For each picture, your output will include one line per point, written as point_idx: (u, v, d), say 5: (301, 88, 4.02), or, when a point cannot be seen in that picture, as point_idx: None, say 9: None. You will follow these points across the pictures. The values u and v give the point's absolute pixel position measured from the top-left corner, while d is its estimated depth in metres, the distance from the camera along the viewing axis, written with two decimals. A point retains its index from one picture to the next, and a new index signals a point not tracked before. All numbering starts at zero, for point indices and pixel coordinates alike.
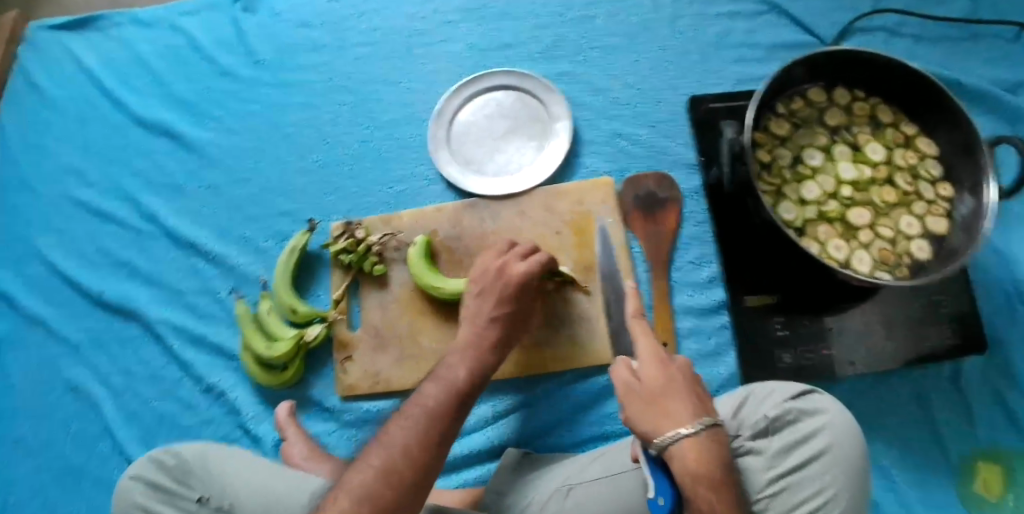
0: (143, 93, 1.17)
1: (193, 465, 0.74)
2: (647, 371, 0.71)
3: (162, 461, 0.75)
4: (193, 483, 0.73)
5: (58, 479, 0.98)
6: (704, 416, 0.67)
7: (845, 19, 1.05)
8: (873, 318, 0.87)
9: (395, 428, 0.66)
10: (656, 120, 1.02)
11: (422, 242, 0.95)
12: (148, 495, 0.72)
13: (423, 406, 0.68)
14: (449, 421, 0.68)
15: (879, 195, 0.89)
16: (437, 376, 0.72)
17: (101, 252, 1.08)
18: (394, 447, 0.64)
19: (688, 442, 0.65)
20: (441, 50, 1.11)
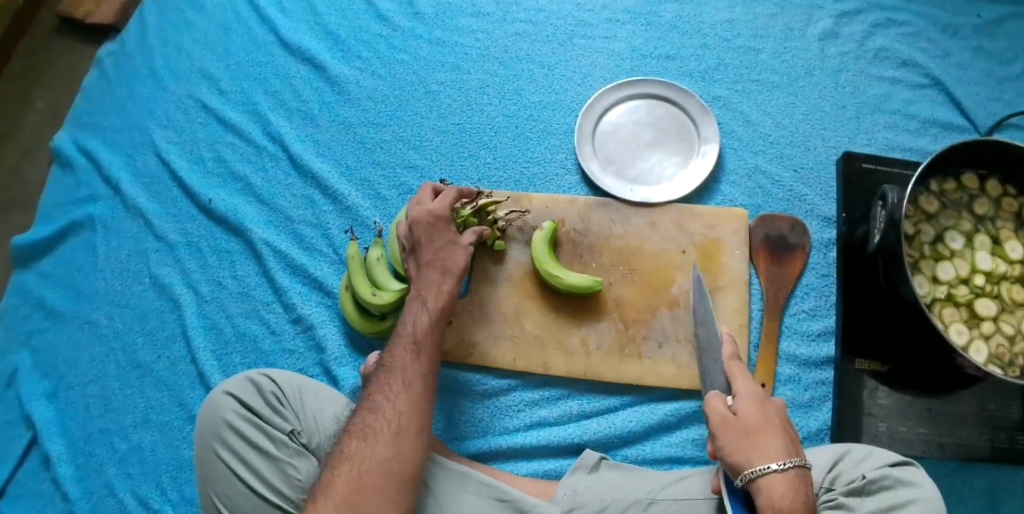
0: (293, 16, 1.15)
1: (286, 396, 0.82)
2: (745, 404, 0.68)
3: (258, 384, 0.82)
4: (285, 414, 0.81)
5: (121, 369, 0.99)
6: (796, 458, 0.65)
7: (1003, 111, 1.05)
8: (969, 409, 0.89)
9: (392, 376, 0.73)
10: (801, 166, 1.01)
11: (549, 228, 0.93)
12: (243, 417, 0.79)
13: (399, 352, 0.75)
14: (429, 357, 0.76)
15: (1009, 292, 0.90)
16: (398, 340, 0.77)
17: (216, 160, 1.08)
18: (402, 391, 0.71)
19: (777, 478, 0.63)
20: (602, 46, 1.07)
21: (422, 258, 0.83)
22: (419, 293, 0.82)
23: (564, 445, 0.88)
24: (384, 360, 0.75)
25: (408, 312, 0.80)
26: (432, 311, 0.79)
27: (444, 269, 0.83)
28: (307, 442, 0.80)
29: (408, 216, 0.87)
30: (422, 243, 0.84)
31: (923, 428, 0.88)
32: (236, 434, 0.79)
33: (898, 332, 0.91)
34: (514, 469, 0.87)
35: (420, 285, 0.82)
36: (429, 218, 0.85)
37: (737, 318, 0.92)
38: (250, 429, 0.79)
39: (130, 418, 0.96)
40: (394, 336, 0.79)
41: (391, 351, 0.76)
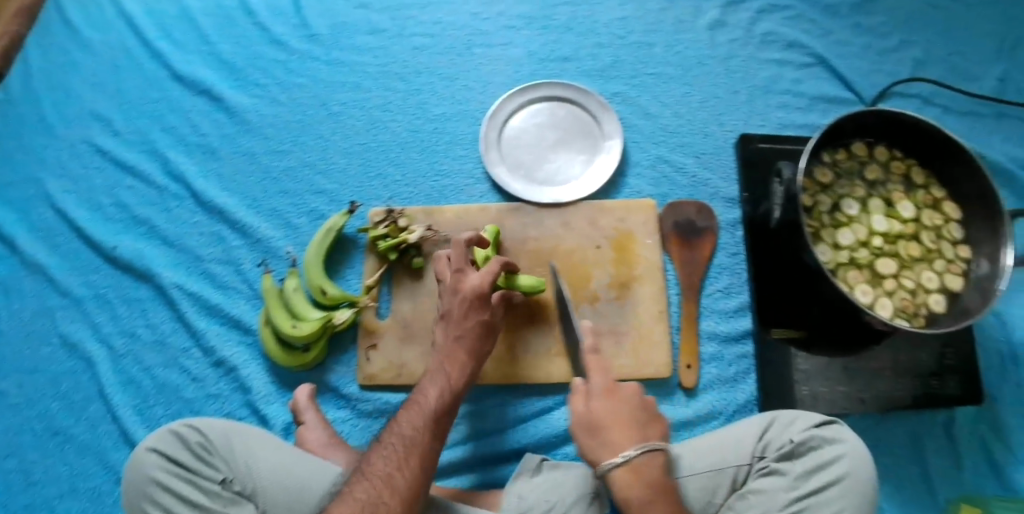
0: (184, 48, 1.11)
1: (216, 444, 0.78)
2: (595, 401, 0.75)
3: (183, 435, 0.78)
4: (215, 463, 0.78)
5: (38, 438, 0.93)
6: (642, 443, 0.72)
7: (885, 82, 1.11)
8: (885, 362, 0.93)
9: (410, 450, 0.71)
10: (701, 152, 1.04)
11: (491, 231, 0.93)
12: (170, 472, 0.75)
13: (417, 424, 0.74)
14: (442, 436, 0.75)
15: (905, 249, 0.94)
16: (414, 407, 0.76)
17: (116, 206, 1.04)
18: (414, 468, 0.70)
19: (621, 470, 0.70)
20: (500, 53, 1.09)
21: (450, 334, 0.82)
22: (442, 367, 0.80)
23: (501, 452, 0.90)
24: (396, 428, 0.74)
25: (431, 382, 0.78)
26: (455, 389, 0.78)
27: (472, 349, 0.81)
28: (241, 489, 0.77)
29: (447, 286, 0.85)
30: (452, 318, 0.83)
31: (844, 386, 0.91)
32: (166, 490, 0.75)
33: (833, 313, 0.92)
34: (460, 483, 0.89)
35: (443, 356, 0.81)
36: (475, 294, 0.83)
37: (655, 306, 0.95)
38: (179, 483, 0.75)
39: (53, 489, 0.91)
40: (407, 403, 0.77)
41: (407, 420, 0.74)
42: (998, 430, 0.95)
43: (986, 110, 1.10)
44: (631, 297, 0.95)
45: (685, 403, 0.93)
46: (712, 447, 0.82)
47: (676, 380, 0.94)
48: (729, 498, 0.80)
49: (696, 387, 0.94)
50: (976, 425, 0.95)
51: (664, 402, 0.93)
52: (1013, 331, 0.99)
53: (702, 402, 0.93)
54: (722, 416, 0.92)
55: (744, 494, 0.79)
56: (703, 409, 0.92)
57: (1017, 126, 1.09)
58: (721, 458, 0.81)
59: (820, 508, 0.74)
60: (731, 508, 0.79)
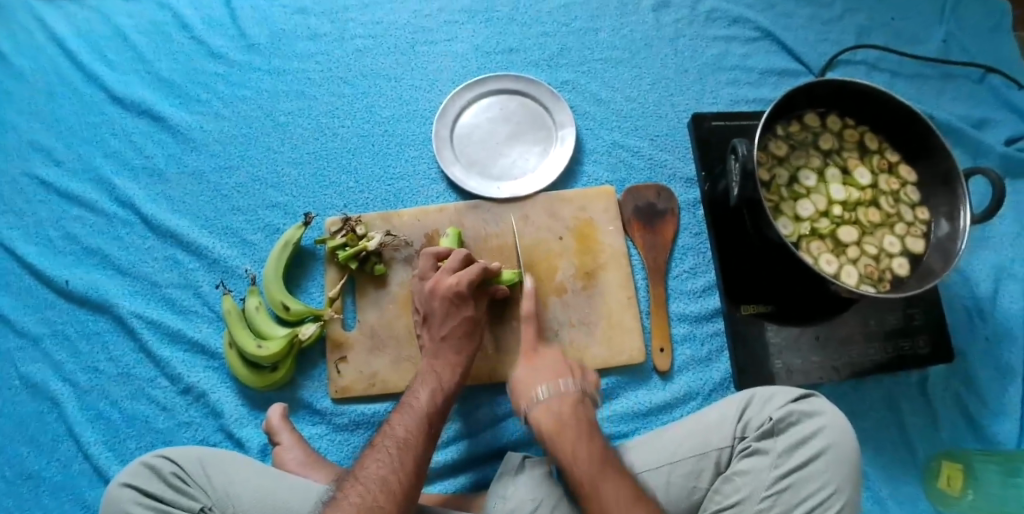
0: (121, 69, 1.07)
1: (190, 472, 0.73)
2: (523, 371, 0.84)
3: (155, 466, 0.72)
4: (192, 492, 0.72)
5: (7, 485, 0.87)
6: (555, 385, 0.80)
7: (830, 51, 1.12)
8: (854, 327, 0.94)
9: (405, 453, 0.70)
10: (656, 134, 1.04)
11: (453, 234, 0.92)
12: (146, 505, 0.70)
13: (411, 427, 0.73)
14: (436, 432, 0.75)
15: (865, 216, 0.94)
16: (407, 405, 0.76)
17: (66, 238, 0.99)
18: (411, 472, 0.69)
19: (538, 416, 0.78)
20: (445, 50, 1.07)
21: (437, 336, 0.84)
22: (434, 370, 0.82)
23: (488, 451, 0.89)
24: (391, 424, 0.74)
25: (422, 388, 0.79)
26: (447, 391, 0.79)
27: (460, 349, 0.83)
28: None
29: (425, 289, 0.87)
30: (436, 319, 0.84)
31: (817, 357, 0.92)
32: None
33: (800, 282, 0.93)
34: (446, 489, 0.87)
35: (432, 360, 0.83)
36: (452, 294, 0.84)
37: (623, 292, 0.95)
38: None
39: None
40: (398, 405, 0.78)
41: (402, 416, 0.75)
42: (970, 383, 0.96)
43: (930, 70, 1.12)
44: (598, 285, 0.95)
45: (662, 387, 0.93)
46: (694, 431, 0.81)
47: (651, 364, 0.94)
48: (715, 481, 0.80)
49: (670, 371, 0.93)
50: (948, 380, 0.97)
51: (642, 388, 0.92)
52: (975, 284, 1.00)
53: (679, 384, 0.92)
54: (699, 397, 0.92)
55: (730, 476, 0.78)
56: (680, 391, 0.92)
57: (961, 84, 1.11)
58: (704, 441, 0.80)
59: (805, 482, 0.75)
60: (719, 491, 0.78)
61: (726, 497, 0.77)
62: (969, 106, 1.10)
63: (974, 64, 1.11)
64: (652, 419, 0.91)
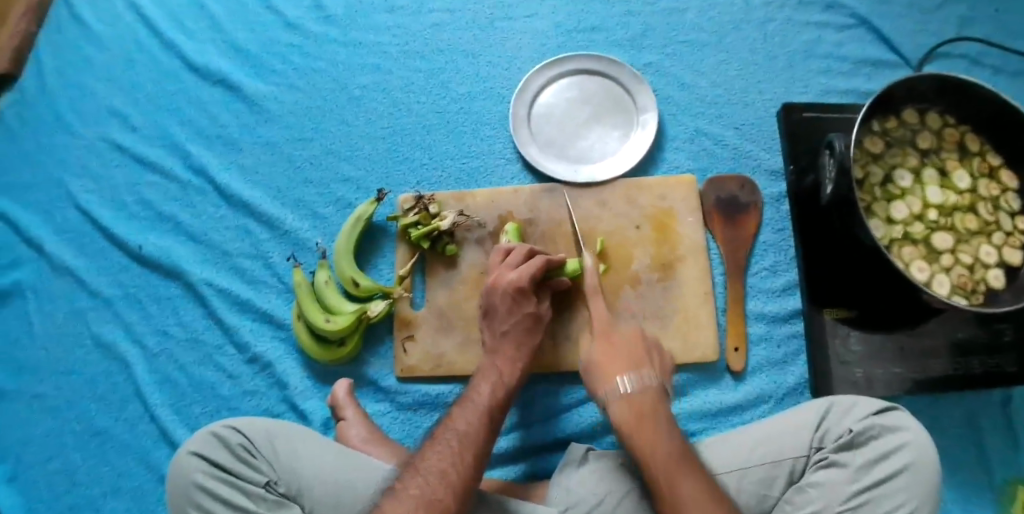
0: (198, 36, 1.06)
1: (257, 444, 0.71)
2: (617, 407, 0.74)
3: (222, 436, 0.71)
4: (258, 465, 0.70)
5: (78, 440, 0.89)
6: (636, 374, 0.76)
7: (930, 43, 1.05)
8: (940, 339, 0.89)
9: (465, 445, 0.68)
10: (741, 123, 0.99)
11: (513, 230, 0.89)
12: (212, 475, 0.68)
13: (473, 419, 0.70)
14: (495, 430, 0.71)
15: (961, 222, 0.89)
16: (466, 400, 0.73)
17: (138, 202, 0.98)
18: (470, 467, 0.66)
19: (620, 399, 0.74)
20: (525, 27, 1.03)
21: (497, 328, 0.80)
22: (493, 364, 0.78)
23: (548, 442, 0.87)
24: (446, 419, 0.71)
25: (483, 381, 0.76)
26: (506, 386, 0.75)
27: (520, 343, 0.80)
28: (287, 491, 0.70)
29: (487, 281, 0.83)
30: (497, 311, 0.81)
31: (899, 367, 0.88)
32: (208, 495, 0.68)
33: (888, 283, 0.89)
34: (503, 476, 0.86)
35: (494, 354, 0.79)
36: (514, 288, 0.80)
37: (700, 286, 0.91)
38: (221, 487, 0.68)
39: (97, 490, 0.87)
40: (457, 400, 0.74)
41: (458, 412, 0.71)
42: None
43: None
44: (675, 279, 0.91)
45: (733, 387, 0.90)
46: (770, 437, 0.78)
47: (724, 363, 0.91)
48: (787, 491, 0.77)
49: (744, 371, 0.90)
50: None
51: (712, 387, 0.90)
52: None
53: (751, 385, 0.89)
54: (772, 400, 0.89)
55: (803, 487, 0.75)
56: (753, 393, 0.88)
57: None
58: (779, 448, 0.77)
59: (883, 500, 0.71)
60: (790, 502, 0.75)
61: (797, 508, 0.74)
62: None
63: None
64: (721, 420, 0.88)
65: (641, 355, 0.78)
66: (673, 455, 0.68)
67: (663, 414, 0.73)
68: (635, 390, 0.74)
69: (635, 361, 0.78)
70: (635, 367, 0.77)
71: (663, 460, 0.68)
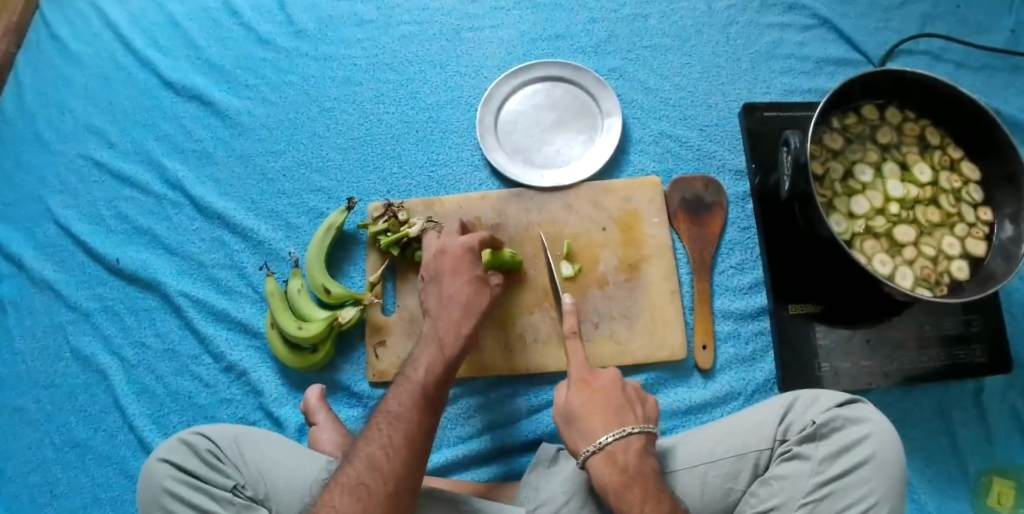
0: (173, 54, 1.08)
1: (225, 450, 0.73)
2: (598, 465, 0.70)
3: (191, 443, 0.72)
4: (226, 470, 0.71)
5: (58, 452, 0.90)
6: (619, 428, 0.71)
7: (891, 40, 1.07)
8: (908, 332, 0.90)
9: (395, 426, 0.69)
10: (705, 124, 1.01)
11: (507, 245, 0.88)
12: (181, 480, 0.70)
13: (405, 400, 0.71)
14: (434, 410, 0.72)
15: (923, 214, 0.90)
16: (404, 380, 0.74)
17: (117, 217, 1.01)
18: (401, 446, 0.67)
19: (597, 458, 0.70)
20: (491, 36, 1.06)
21: (443, 291, 0.81)
22: (436, 329, 0.78)
23: (520, 443, 0.88)
24: (383, 404, 0.72)
25: (421, 357, 0.76)
26: (445, 358, 0.74)
27: (466, 306, 0.79)
28: (255, 494, 0.71)
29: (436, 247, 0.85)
30: (444, 274, 0.82)
31: (867, 361, 0.89)
32: (177, 500, 0.69)
33: (847, 278, 0.89)
34: (475, 477, 0.87)
35: (437, 325, 0.78)
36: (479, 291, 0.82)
37: (666, 285, 0.93)
38: (190, 492, 0.69)
39: (77, 501, 0.88)
40: (398, 381, 0.75)
41: (394, 395, 0.72)
42: None
43: (998, 62, 1.06)
44: (641, 278, 0.93)
45: (702, 385, 0.91)
46: (734, 431, 0.79)
47: (692, 361, 0.92)
48: (752, 483, 0.77)
49: (712, 368, 0.91)
50: (1006, 391, 0.92)
51: (682, 385, 0.91)
52: None
53: (720, 383, 0.90)
54: (741, 397, 0.90)
55: (767, 480, 0.75)
56: (721, 390, 0.90)
57: None
58: (743, 442, 0.77)
59: (845, 491, 0.71)
60: (755, 494, 0.75)
61: (761, 501, 0.74)
62: None
63: None
64: (691, 418, 0.89)
65: (615, 404, 0.74)
66: None
67: (650, 476, 0.69)
68: (617, 446, 0.70)
69: (614, 409, 0.73)
70: (617, 420, 0.72)
71: None
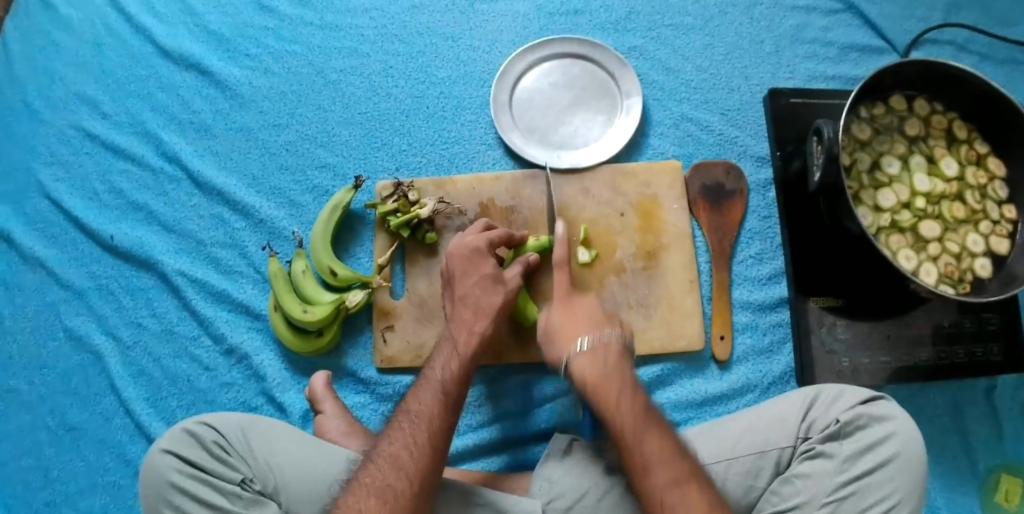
0: (169, 19, 1.03)
1: (231, 441, 0.69)
2: (579, 363, 0.71)
3: (195, 434, 0.69)
4: (232, 462, 0.68)
5: (50, 436, 0.87)
6: (596, 335, 0.73)
7: (918, 27, 1.04)
8: (926, 327, 0.88)
9: (418, 427, 0.67)
10: (728, 108, 0.98)
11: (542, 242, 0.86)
12: (186, 473, 0.66)
13: (426, 399, 0.69)
14: (456, 409, 0.70)
15: (948, 210, 0.88)
16: (425, 378, 0.72)
17: (110, 190, 0.96)
18: (425, 446, 0.65)
19: (581, 357, 0.71)
20: (506, 9, 1.01)
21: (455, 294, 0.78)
22: (451, 336, 0.76)
23: (532, 433, 0.86)
24: (404, 402, 0.70)
25: (440, 356, 0.74)
26: (464, 357, 0.73)
27: (478, 308, 0.77)
28: (264, 488, 0.68)
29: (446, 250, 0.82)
30: (456, 278, 0.79)
31: (885, 356, 0.87)
32: (182, 494, 0.66)
33: (873, 274, 0.87)
34: (486, 467, 0.85)
35: (455, 324, 0.77)
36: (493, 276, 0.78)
37: (684, 274, 0.90)
38: (196, 487, 0.66)
39: (71, 487, 0.84)
40: (421, 378, 0.73)
41: (415, 393, 0.70)
42: None
43: None
44: (659, 266, 0.90)
45: (719, 376, 0.88)
46: (755, 426, 0.77)
47: (709, 352, 0.89)
48: (773, 481, 0.75)
49: (729, 360, 0.89)
50: (1021, 388, 0.91)
51: (697, 376, 0.88)
52: None
53: (737, 374, 0.88)
54: (757, 389, 0.88)
55: (789, 478, 0.74)
56: (739, 382, 0.87)
57: None
58: (765, 439, 0.76)
59: (870, 491, 0.69)
60: (777, 493, 0.74)
61: (784, 500, 0.73)
62: None
63: None
64: (705, 410, 0.87)
65: (628, 385, 0.69)
66: (637, 416, 0.66)
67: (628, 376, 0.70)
68: (596, 346, 0.72)
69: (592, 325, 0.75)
70: (596, 328, 0.74)
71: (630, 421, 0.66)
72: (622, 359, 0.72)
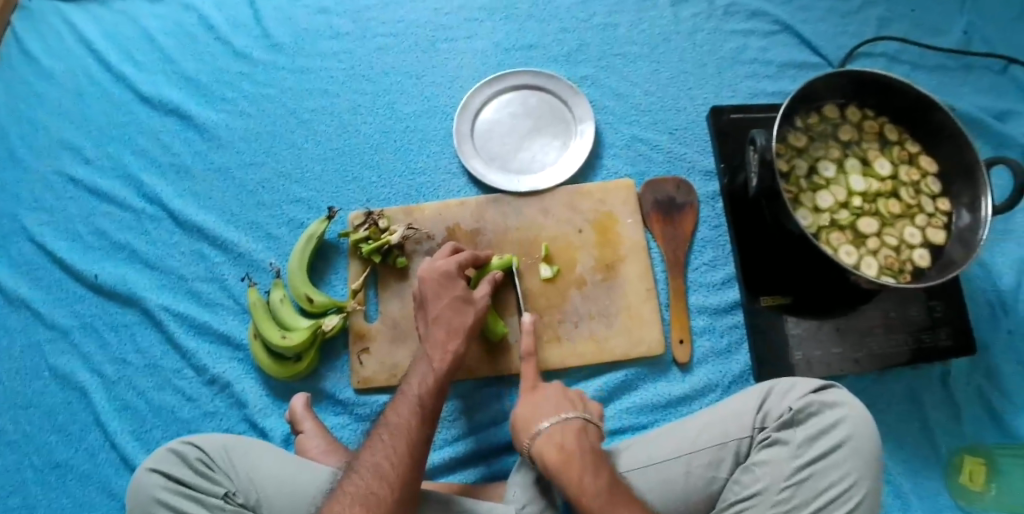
0: (148, 69, 1.10)
1: (215, 458, 0.74)
2: (542, 447, 0.74)
3: (180, 453, 0.73)
4: (216, 478, 0.72)
5: (39, 472, 0.90)
6: (557, 417, 0.76)
7: (850, 44, 1.12)
8: (874, 319, 0.93)
9: (398, 439, 0.71)
10: (676, 128, 1.05)
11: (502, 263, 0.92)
12: (172, 489, 0.70)
13: (403, 412, 0.74)
14: (432, 421, 0.74)
15: (885, 206, 0.94)
16: (402, 393, 0.76)
17: (94, 233, 1.01)
18: (404, 455, 0.70)
19: (543, 438, 0.74)
20: (466, 47, 1.08)
21: (429, 315, 0.83)
22: (425, 353, 0.80)
23: (506, 443, 0.90)
24: (382, 416, 0.75)
25: (415, 372, 0.79)
26: (438, 372, 0.78)
27: (450, 327, 0.82)
28: (246, 501, 0.72)
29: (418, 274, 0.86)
30: (429, 300, 0.83)
31: (838, 348, 0.92)
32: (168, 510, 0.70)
33: (818, 275, 0.92)
34: (463, 479, 0.89)
35: (427, 341, 0.81)
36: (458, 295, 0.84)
37: (641, 283, 0.95)
38: (181, 502, 0.70)
39: None
40: (397, 394, 0.78)
41: (392, 407, 0.75)
42: (992, 377, 0.96)
43: (951, 62, 1.11)
44: (618, 278, 0.95)
45: (681, 378, 0.93)
46: (714, 421, 0.81)
47: (670, 356, 0.94)
48: (734, 472, 0.80)
49: (689, 362, 0.94)
50: (971, 373, 0.96)
51: (661, 379, 0.93)
52: (998, 277, 0.99)
53: (698, 376, 0.93)
54: (718, 388, 0.92)
55: (749, 467, 0.78)
56: (700, 382, 0.92)
57: (982, 76, 1.10)
58: (723, 432, 0.80)
59: (823, 474, 0.74)
60: (738, 482, 0.78)
61: (745, 488, 0.77)
62: (991, 97, 1.08)
63: (996, 55, 1.10)
64: (670, 411, 0.91)
65: (588, 459, 0.72)
66: (601, 496, 0.69)
67: (591, 453, 0.73)
68: (556, 429, 0.75)
69: (556, 409, 0.78)
70: (557, 411, 0.77)
71: (595, 503, 0.68)
72: (582, 433, 0.75)
